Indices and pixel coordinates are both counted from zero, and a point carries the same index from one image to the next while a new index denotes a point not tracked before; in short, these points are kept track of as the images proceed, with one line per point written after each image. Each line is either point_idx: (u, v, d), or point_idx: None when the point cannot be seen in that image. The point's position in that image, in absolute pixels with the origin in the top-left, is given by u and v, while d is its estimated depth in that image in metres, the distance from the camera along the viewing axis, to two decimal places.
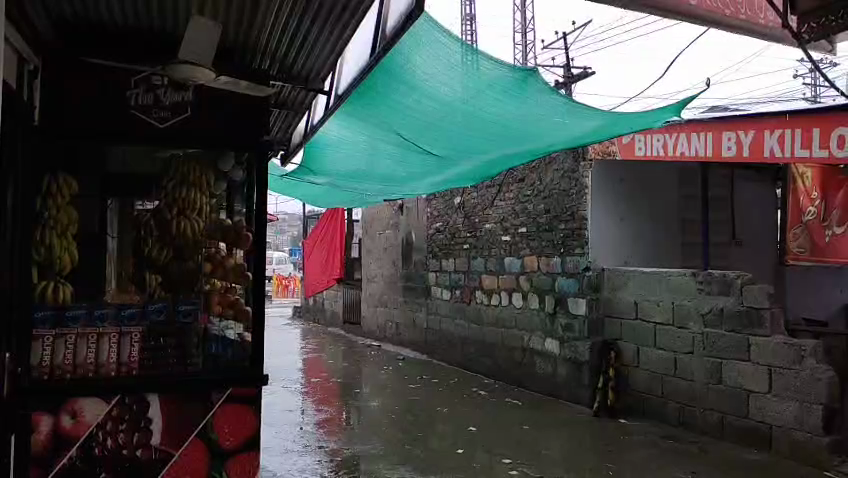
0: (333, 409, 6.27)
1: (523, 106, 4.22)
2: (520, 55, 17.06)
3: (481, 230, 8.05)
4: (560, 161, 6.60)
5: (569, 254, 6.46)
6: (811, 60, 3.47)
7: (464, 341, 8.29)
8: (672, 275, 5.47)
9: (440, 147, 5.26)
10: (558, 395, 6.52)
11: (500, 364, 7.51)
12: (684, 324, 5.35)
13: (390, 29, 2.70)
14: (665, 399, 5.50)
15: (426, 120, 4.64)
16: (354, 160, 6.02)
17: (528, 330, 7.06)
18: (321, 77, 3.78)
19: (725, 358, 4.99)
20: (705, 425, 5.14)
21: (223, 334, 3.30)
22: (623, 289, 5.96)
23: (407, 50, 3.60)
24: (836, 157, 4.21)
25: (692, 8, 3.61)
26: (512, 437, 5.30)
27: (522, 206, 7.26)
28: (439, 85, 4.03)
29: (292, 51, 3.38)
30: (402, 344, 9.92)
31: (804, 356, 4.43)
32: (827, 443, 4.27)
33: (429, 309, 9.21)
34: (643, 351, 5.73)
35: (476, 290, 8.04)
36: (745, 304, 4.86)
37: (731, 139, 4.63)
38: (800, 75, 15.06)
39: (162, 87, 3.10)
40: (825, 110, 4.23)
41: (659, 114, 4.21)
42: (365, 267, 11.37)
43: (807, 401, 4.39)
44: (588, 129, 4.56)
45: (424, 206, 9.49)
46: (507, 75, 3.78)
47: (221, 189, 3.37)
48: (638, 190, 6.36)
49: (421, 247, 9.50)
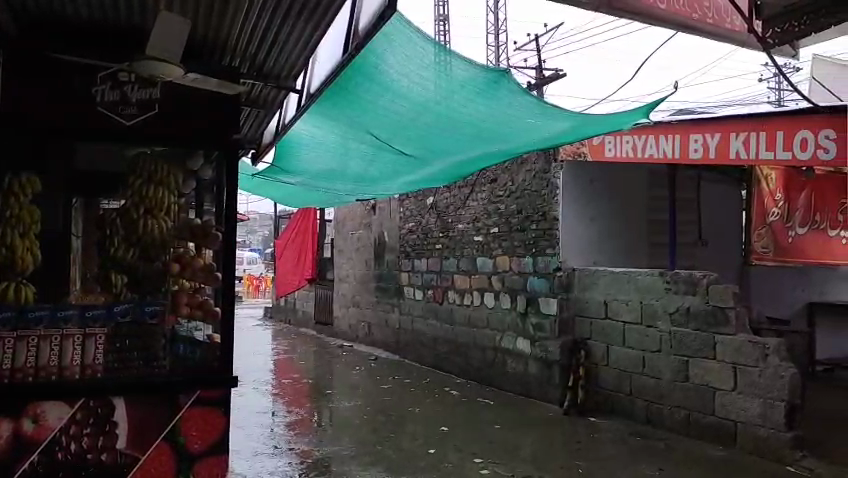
0: (304, 410, 6.23)
1: (495, 107, 4.24)
2: (492, 56, 17.16)
3: (454, 230, 8.06)
4: (532, 162, 6.66)
5: (541, 254, 6.52)
6: (775, 63, 3.58)
7: (436, 341, 8.31)
8: (641, 275, 5.54)
9: (413, 147, 5.26)
10: (529, 394, 6.57)
11: (472, 364, 7.54)
12: (652, 323, 5.43)
13: (362, 26, 2.70)
14: (633, 396, 5.58)
15: (399, 120, 4.63)
16: (326, 159, 5.99)
17: (499, 329, 7.10)
18: (293, 75, 3.75)
19: (690, 355, 5.09)
20: (672, 422, 5.22)
21: (192, 335, 3.24)
22: (592, 288, 6.03)
23: (381, 49, 3.60)
24: (799, 161, 4.27)
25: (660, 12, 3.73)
26: (484, 436, 5.33)
27: (495, 206, 7.29)
28: (413, 85, 4.03)
29: (264, 49, 3.36)
30: (374, 344, 9.89)
31: (768, 354, 4.54)
32: (790, 439, 4.39)
33: (401, 309, 9.20)
34: (613, 350, 5.81)
35: (449, 290, 8.06)
36: (711, 303, 4.96)
37: (698, 141, 4.70)
38: (765, 80, 15.39)
39: (130, 83, 3.03)
40: (787, 113, 4.30)
41: (628, 115, 4.27)
42: (338, 267, 11.31)
43: (769, 397, 4.50)
44: (559, 129, 4.57)
45: (397, 206, 9.47)
46: (479, 76, 3.79)
47: (189, 189, 3.31)
48: (608, 192, 6.45)
49: (394, 246, 9.49)
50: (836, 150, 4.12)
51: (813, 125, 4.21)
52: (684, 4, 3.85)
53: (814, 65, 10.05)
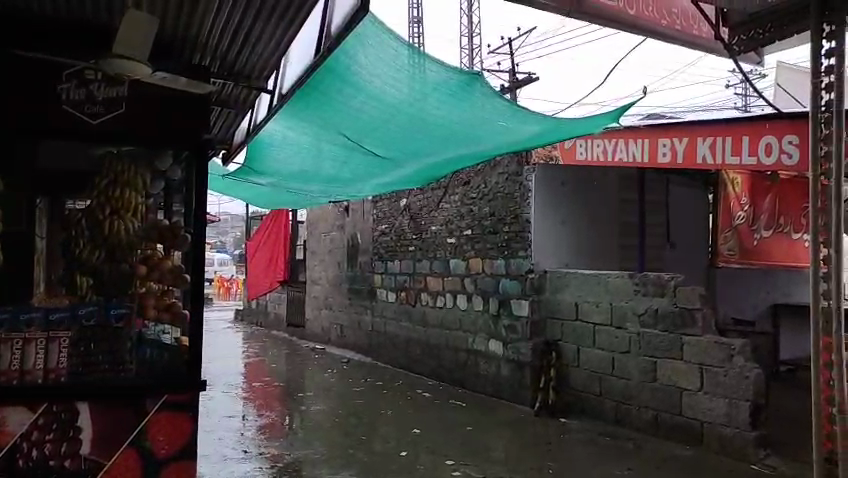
0: (274, 414, 6.17)
1: (467, 109, 4.26)
2: (466, 58, 17.23)
3: (427, 232, 8.06)
4: (505, 164, 6.70)
5: (513, 256, 6.57)
6: (740, 69, 3.68)
7: (408, 342, 8.30)
8: (610, 277, 5.61)
9: (385, 149, 5.25)
10: (501, 395, 6.61)
11: (444, 366, 7.55)
12: (621, 324, 5.50)
13: (335, 26, 2.69)
14: (602, 397, 5.65)
15: (372, 122, 4.62)
16: (298, 160, 5.94)
17: (472, 331, 7.12)
18: (264, 75, 3.72)
19: (658, 356, 5.17)
20: (641, 422, 5.29)
21: (159, 337, 3.18)
22: (563, 290, 6.09)
23: (352, 49, 3.58)
24: (763, 165, 4.23)
25: (631, 17, 3.83)
26: (455, 438, 5.34)
27: (467, 208, 7.31)
28: (385, 86, 4.02)
29: (234, 48, 3.31)
30: (347, 346, 9.85)
31: (733, 354, 4.63)
32: (753, 438, 4.49)
33: (374, 311, 9.17)
34: (583, 351, 5.87)
35: (422, 292, 8.07)
36: (678, 305, 5.04)
37: (666, 146, 4.80)
38: (732, 86, 15.71)
39: (96, 82, 2.98)
40: (752, 119, 4.27)
41: (599, 120, 4.33)
42: (310, 269, 11.23)
43: (735, 397, 4.60)
44: (530, 132, 4.62)
45: (370, 208, 9.44)
46: (452, 79, 3.81)
47: (157, 189, 3.22)
48: (579, 195, 6.52)
49: (367, 248, 9.46)
50: (798, 154, 4.05)
51: (777, 131, 4.17)
52: (653, 9, 3.95)
53: (779, 72, 10.32)
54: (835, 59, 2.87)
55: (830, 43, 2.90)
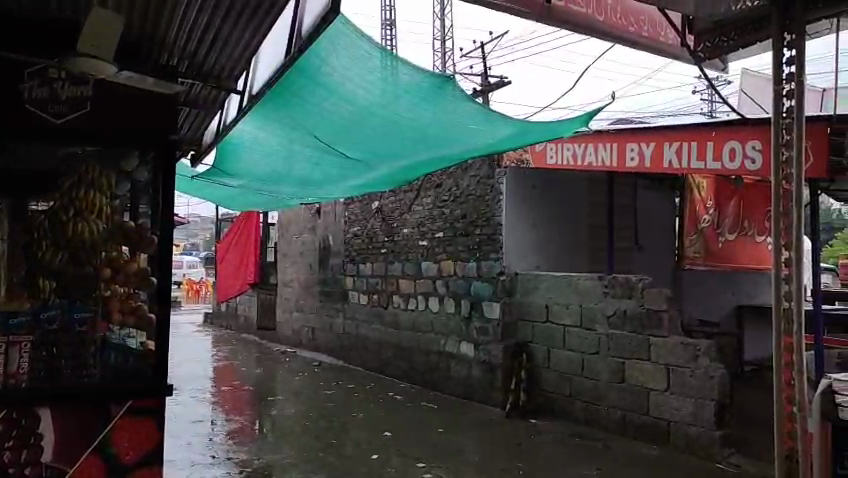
0: (244, 418, 6.09)
1: (439, 112, 4.28)
2: (439, 62, 17.28)
3: (398, 234, 8.05)
4: (476, 167, 6.73)
5: (484, 258, 6.60)
6: (705, 76, 3.75)
7: (380, 345, 8.28)
8: (580, 279, 5.68)
9: (357, 151, 5.23)
10: (472, 397, 6.63)
11: (416, 368, 7.55)
12: (591, 326, 5.57)
13: (306, 27, 2.67)
14: (572, 398, 5.70)
15: (343, 124, 4.60)
16: (268, 162, 5.89)
17: (443, 333, 7.14)
18: (234, 75, 3.69)
19: (626, 357, 5.25)
20: (609, 422, 5.36)
21: (122, 341, 3.12)
22: (534, 292, 6.15)
23: (323, 50, 3.57)
24: (726, 170, 4.29)
25: (600, 23, 4.10)
26: (426, 440, 5.34)
27: (439, 210, 7.33)
28: (357, 88, 4.01)
29: (203, 47, 3.28)
30: (318, 349, 9.78)
31: (698, 355, 4.73)
32: (718, 437, 4.58)
33: (345, 314, 9.13)
34: (553, 353, 5.92)
35: (393, 294, 8.05)
36: (645, 306, 5.13)
37: (634, 150, 4.88)
38: (699, 92, 16.03)
39: (60, 80, 2.92)
40: (717, 124, 4.33)
41: (568, 124, 4.40)
42: (281, 272, 11.14)
43: (700, 397, 4.69)
44: (500, 136, 4.65)
45: (342, 210, 9.40)
46: (423, 82, 3.82)
47: (122, 190, 3.14)
48: (549, 198, 6.59)
49: (338, 250, 9.41)
50: (760, 160, 4.14)
51: (741, 136, 4.24)
52: (622, 17, 4.26)
53: (743, 79, 10.58)
54: (795, 66, 2.94)
55: (790, 51, 2.98)
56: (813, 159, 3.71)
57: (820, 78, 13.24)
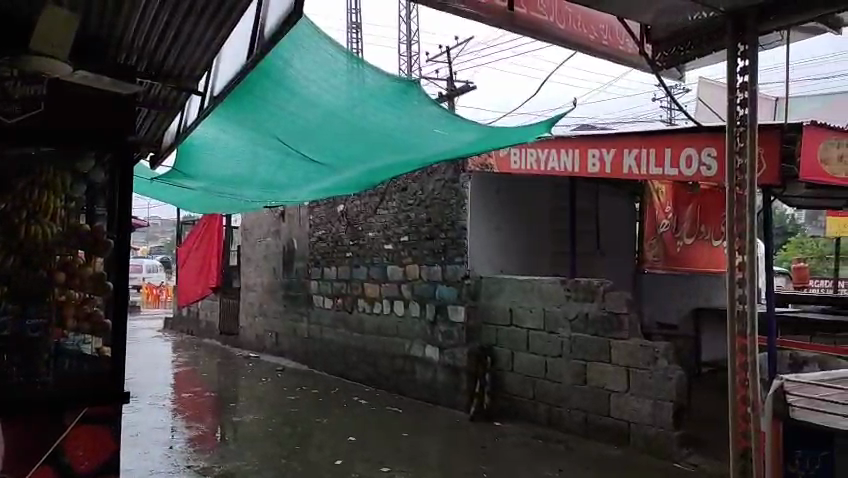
0: (205, 425, 5.99)
1: (404, 117, 4.29)
2: (405, 66, 17.31)
3: (363, 238, 8.01)
4: (441, 172, 6.74)
5: (449, 262, 6.61)
6: (663, 85, 3.84)
7: (344, 350, 8.23)
8: (543, 283, 5.74)
9: (321, 154, 5.20)
10: (436, 400, 6.65)
11: (380, 372, 7.52)
12: (553, 329, 5.64)
13: (268, 29, 2.65)
14: (535, 401, 5.75)
15: (308, 127, 4.57)
16: (231, 164, 5.81)
17: (408, 337, 7.14)
18: (195, 76, 3.64)
19: (588, 360, 5.32)
20: (571, 424, 5.43)
21: (79, 348, 3.15)
22: (498, 295, 6.19)
23: (288, 51, 3.55)
24: (684, 176, 4.38)
25: (562, 32, 4.44)
26: (391, 445, 5.33)
27: (404, 214, 7.32)
28: (322, 91, 4.00)
29: (162, 46, 3.22)
30: (282, 355, 9.67)
31: (657, 356, 4.83)
32: (676, 437, 4.68)
33: (310, 318, 9.05)
34: (517, 356, 5.97)
35: (359, 298, 8.01)
36: (606, 309, 5.22)
37: (595, 157, 4.96)
38: (659, 99, 16.38)
39: (11, 79, 2.85)
40: (675, 132, 4.42)
41: (531, 129, 4.45)
42: (244, 276, 10.99)
43: (659, 398, 4.79)
44: (463, 141, 4.69)
45: (306, 214, 9.32)
46: (389, 86, 3.83)
47: (79, 192, 3.14)
48: (513, 202, 6.66)
49: (303, 254, 9.32)
50: (715, 166, 4.23)
51: (697, 143, 4.33)
52: (583, 26, 4.62)
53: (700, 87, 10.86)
54: (749, 76, 3.02)
55: (744, 61, 3.06)
56: (766, 166, 3.83)
57: (772, 87, 13.69)
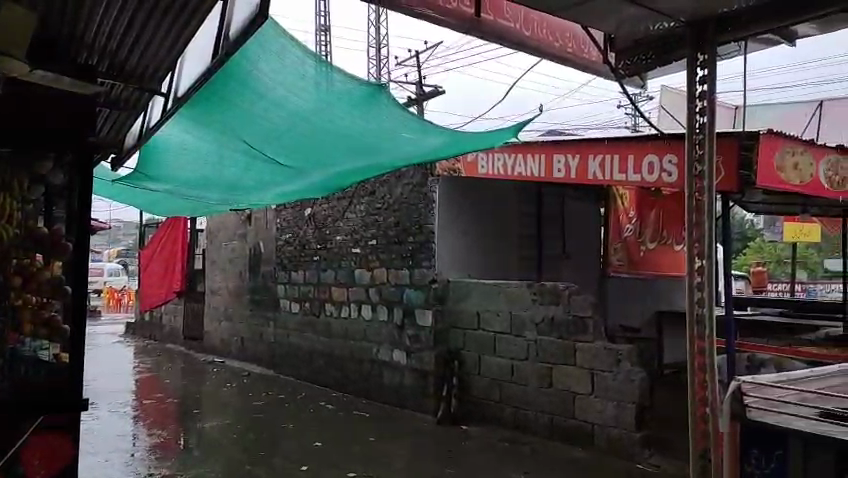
0: (167, 432, 5.88)
1: (372, 121, 4.29)
2: (374, 69, 17.27)
3: (331, 242, 7.95)
4: (409, 175, 6.74)
5: (417, 267, 6.61)
6: (627, 93, 3.92)
7: (311, 354, 8.17)
8: (510, 287, 5.79)
9: (288, 157, 5.17)
10: (403, 404, 6.64)
11: (348, 377, 7.48)
12: (520, 333, 5.68)
13: (234, 28, 2.65)
14: (501, 404, 5.80)
15: (275, 129, 4.54)
16: (196, 167, 5.73)
17: (375, 341, 7.12)
18: (159, 77, 3.60)
19: (554, 363, 5.38)
20: (537, 426, 5.48)
21: (36, 354, 3.19)
22: (466, 299, 6.22)
23: (253, 52, 3.53)
24: (645, 182, 4.45)
25: (527, 38, 4.63)
26: (357, 450, 5.31)
27: (372, 218, 7.29)
28: (288, 94, 3.97)
29: (124, 46, 3.18)
30: (247, 360, 9.56)
31: (620, 359, 4.90)
32: (639, 438, 4.77)
33: (276, 323, 8.96)
34: (484, 360, 6.00)
35: (326, 302, 7.96)
36: (572, 313, 5.28)
37: (561, 163, 5.03)
38: (624, 106, 16.65)
39: None
40: (638, 138, 4.49)
41: (497, 135, 4.50)
42: (209, 280, 10.83)
43: (622, 400, 4.87)
44: (430, 145, 4.71)
45: (273, 217, 9.22)
46: (356, 90, 3.83)
47: (37, 194, 3.18)
48: (480, 207, 6.71)
49: (270, 258, 9.22)
50: (676, 173, 4.30)
51: (659, 150, 4.40)
52: (548, 33, 4.81)
53: (663, 94, 11.09)
54: (707, 85, 3.13)
55: (703, 70, 3.15)
56: (725, 174, 3.94)
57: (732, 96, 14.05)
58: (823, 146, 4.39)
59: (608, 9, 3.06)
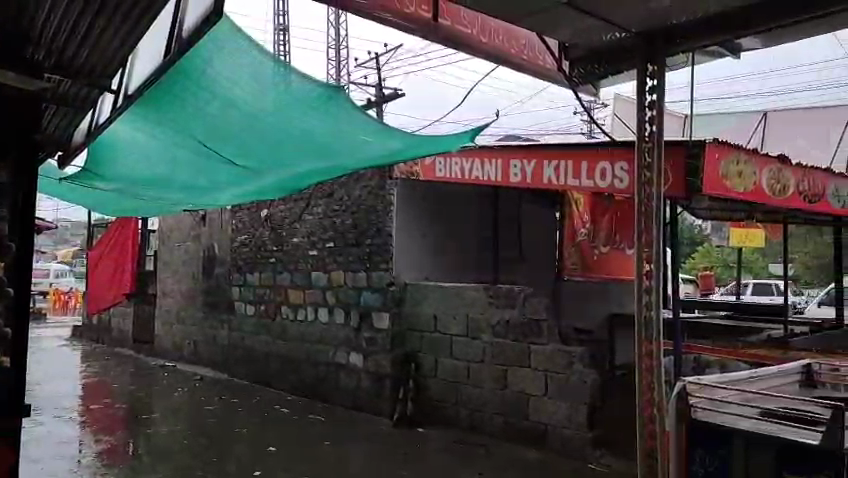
0: (115, 438, 5.71)
1: (330, 123, 4.27)
2: (333, 70, 17.17)
3: (288, 243, 7.85)
4: (367, 178, 6.73)
5: (375, 269, 6.59)
6: (581, 100, 4.01)
7: (267, 357, 8.06)
8: (467, 290, 5.83)
9: (245, 158, 5.10)
10: (359, 407, 6.63)
11: (304, 380, 7.42)
12: (476, 335, 5.74)
13: (188, 25, 2.64)
14: (457, 406, 5.84)
15: (230, 129, 4.47)
16: (149, 166, 5.61)
17: (332, 344, 7.06)
18: (108, 74, 3.53)
19: (509, 365, 5.44)
20: (492, 428, 5.54)
21: None
22: (423, 302, 6.24)
23: (208, 51, 3.49)
24: (598, 188, 4.52)
25: (484, 46, 4.69)
26: (312, 454, 5.27)
27: (329, 220, 7.23)
28: (244, 94, 3.93)
29: (74, 41, 3.10)
30: (200, 363, 9.37)
31: (573, 361, 4.99)
32: (591, 438, 4.88)
33: (231, 325, 8.81)
34: (441, 362, 6.03)
35: (282, 305, 7.87)
36: (527, 316, 5.36)
37: (517, 168, 5.10)
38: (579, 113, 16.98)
39: None
40: (591, 145, 4.57)
41: (455, 139, 4.55)
42: (161, 282, 10.58)
43: (575, 401, 4.97)
44: (388, 148, 4.72)
45: (228, 218, 9.06)
46: (313, 92, 3.81)
47: None
48: (437, 210, 6.75)
49: (224, 260, 9.06)
50: (626, 179, 4.36)
51: (611, 157, 4.47)
52: (505, 41, 4.89)
53: (617, 102, 11.35)
54: (657, 95, 3.27)
55: (653, 80, 3.29)
56: (672, 179, 4.05)
57: (682, 104, 14.49)
58: (767, 155, 4.58)
59: (563, 18, 3.13)
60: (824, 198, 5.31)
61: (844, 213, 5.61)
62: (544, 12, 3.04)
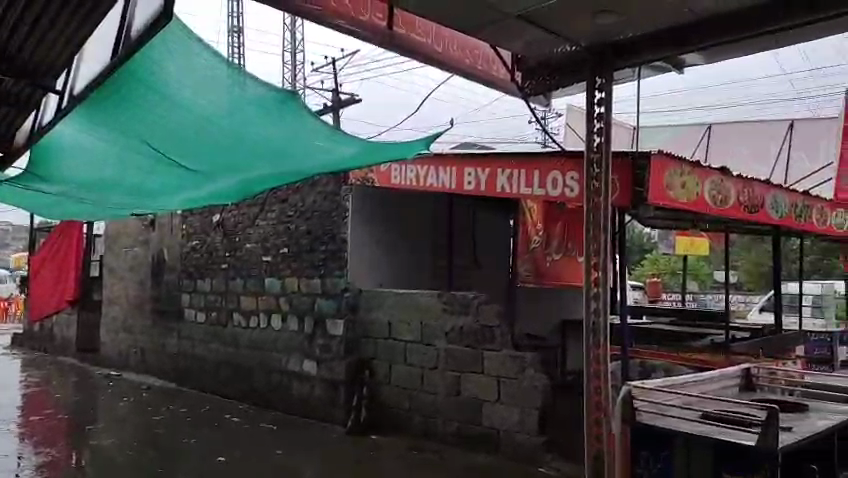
0: (57, 451, 5.49)
1: (284, 128, 4.24)
2: (288, 74, 17.01)
3: (240, 250, 7.72)
4: (323, 183, 6.68)
5: (329, 275, 6.53)
6: (533, 111, 4.10)
7: (217, 365, 7.91)
8: (422, 296, 5.85)
9: (197, 163, 5.02)
10: (312, 416, 6.57)
11: (256, 388, 7.30)
12: (430, 342, 5.76)
13: (138, 27, 2.60)
14: (411, 412, 5.84)
15: (181, 133, 4.39)
16: (96, 170, 5.45)
17: (285, 352, 6.97)
18: (54, 73, 3.45)
19: (462, 371, 5.48)
20: (445, 434, 5.57)
21: None
22: (378, 309, 6.23)
23: (158, 53, 3.44)
24: (551, 197, 4.57)
25: (440, 55, 4.75)
26: (264, 464, 5.18)
27: (284, 226, 7.14)
28: (196, 98, 3.87)
29: (17, 38, 3.01)
30: (147, 372, 9.12)
31: (525, 366, 5.07)
32: (541, 442, 4.95)
33: (180, 333, 8.60)
34: (395, 368, 6.03)
35: (234, 312, 7.73)
36: (480, 322, 5.41)
37: (472, 176, 5.15)
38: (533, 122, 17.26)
39: None
40: (542, 155, 4.64)
41: (410, 147, 4.57)
42: (107, 289, 10.24)
43: (526, 406, 5.04)
44: (343, 154, 4.70)
45: (179, 223, 8.85)
46: (266, 97, 3.78)
47: None
48: (392, 217, 6.77)
49: (174, 266, 8.85)
50: (577, 188, 4.42)
51: (562, 167, 4.53)
52: (459, 51, 4.96)
53: (570, 113, 11.57)
54: (604, 107, 3.39)
55: (600, 93, 3.41)
56: (619, 191, 4.20)
57: (631, 116, 14.90)
58: (708, 168, 4.75)
59: (514, 31, 3.19)
60: (763, 208, 5.53)
61: (781, 223, 5.86)
62: (496, 24, 3.10)
